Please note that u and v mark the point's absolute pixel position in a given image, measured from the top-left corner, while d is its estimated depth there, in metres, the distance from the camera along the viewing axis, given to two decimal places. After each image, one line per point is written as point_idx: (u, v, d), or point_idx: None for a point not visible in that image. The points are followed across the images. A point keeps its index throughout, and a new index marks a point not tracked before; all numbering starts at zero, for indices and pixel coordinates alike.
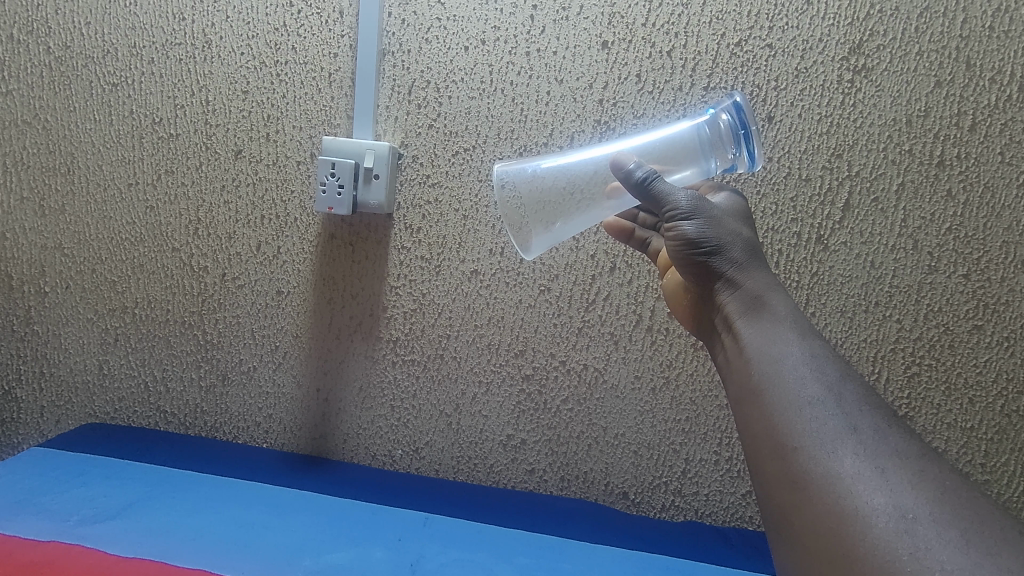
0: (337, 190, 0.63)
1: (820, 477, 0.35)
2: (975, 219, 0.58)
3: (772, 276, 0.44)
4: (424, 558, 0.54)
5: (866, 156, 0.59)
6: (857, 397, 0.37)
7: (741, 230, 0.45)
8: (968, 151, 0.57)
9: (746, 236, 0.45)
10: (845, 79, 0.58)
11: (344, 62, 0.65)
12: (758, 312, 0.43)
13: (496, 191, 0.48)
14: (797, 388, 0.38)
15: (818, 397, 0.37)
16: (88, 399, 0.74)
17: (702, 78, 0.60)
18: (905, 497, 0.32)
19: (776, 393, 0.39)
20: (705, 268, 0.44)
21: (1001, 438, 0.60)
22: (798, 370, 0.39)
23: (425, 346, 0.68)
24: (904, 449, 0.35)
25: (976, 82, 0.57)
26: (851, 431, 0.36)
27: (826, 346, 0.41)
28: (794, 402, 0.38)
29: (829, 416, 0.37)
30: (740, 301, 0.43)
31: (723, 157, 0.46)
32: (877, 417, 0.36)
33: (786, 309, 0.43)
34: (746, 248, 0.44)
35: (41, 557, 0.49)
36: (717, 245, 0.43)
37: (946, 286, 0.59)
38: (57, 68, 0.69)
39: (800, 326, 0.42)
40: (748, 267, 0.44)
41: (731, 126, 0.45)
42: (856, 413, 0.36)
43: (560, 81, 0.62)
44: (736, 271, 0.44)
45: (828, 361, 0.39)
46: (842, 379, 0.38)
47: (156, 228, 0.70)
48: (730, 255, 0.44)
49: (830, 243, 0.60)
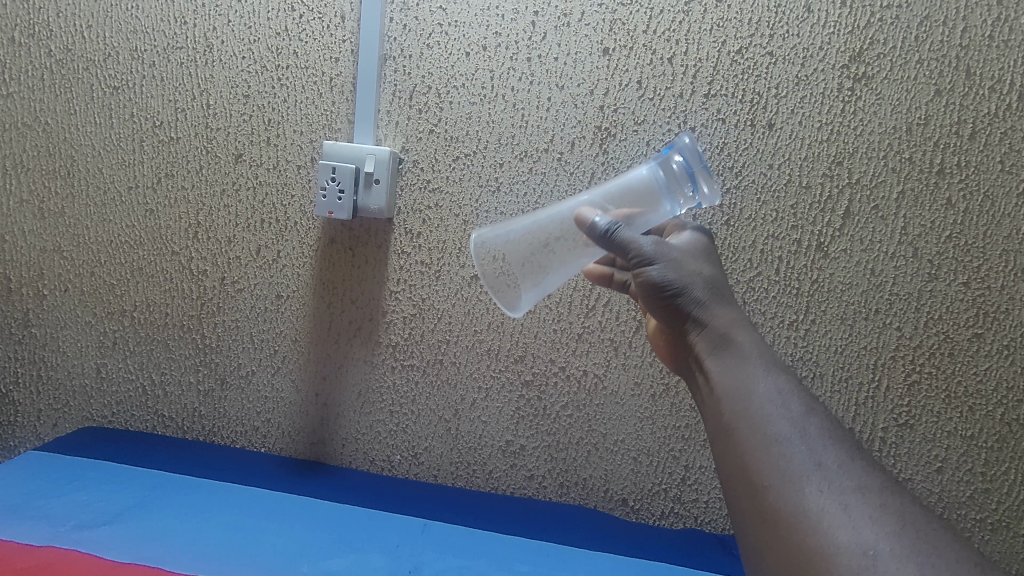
0: (338, 195, 0.63)
1: (792, 512, 0.38)
2: (975, 227, 0.58)
3: (737, 308, 0.46)
4: (423, 564, 0.54)
5: (866, 164, 0.59)
6: (818, 430, 0.41)
7: (707, 264, 0.46)
8: (968, 159, 0.57)
9: (711, 270, 0.46)
10: (845, 87, 0.58)
11: (345, 66, 0.65)
12: (727, 350, 0.44)
13: (476, 261, 0.48)
14: (766, 428, 0.41)
15: (786, 436, 0.41)
16: (85, 402, 0.74)
17: (703, 85, 0.60)
18: (864, 533, 0.36)
19: (747, 432, 0.42)
20: (673, 309, 0.45)
21: (1001, 447, 0.60)
22: (767, 409, 0.42)
23: (424, 351, 0.67)
24: (867, 484, 0.39)
25: (976, 90, 0.57)
26: (816, 467, 0.39)
27: (788, 378, 0.44)
28: (762, 442, 0.41)
29: (795, 455, 0.40)
30: (709, 339, 0.45)
31: (685, 195, 0.46)
32: (840, 451, 0.40)
33: (752, 344, 0.45)
34: (710, 287, 0.45)
35: (38, 561, 0.49)
36: (687, 288, 0.44)
37: (946, 294, 0.59)
38: (58, 71, 0.69)
39: (765, 362, 0.44)
40: (716, 304, 0.45)
41: (684, 165, 0.45)
42: (819, 449, 0.40)
43: (561, 87, 0.62)
44: (706, 311, 0.45)
45: (793, 396, 0.43)
46: (804, 415, 0.42)
47: (155, 231, 0.70)
48: (699, 295, 0.45)
49: (831, 250, 0.60)
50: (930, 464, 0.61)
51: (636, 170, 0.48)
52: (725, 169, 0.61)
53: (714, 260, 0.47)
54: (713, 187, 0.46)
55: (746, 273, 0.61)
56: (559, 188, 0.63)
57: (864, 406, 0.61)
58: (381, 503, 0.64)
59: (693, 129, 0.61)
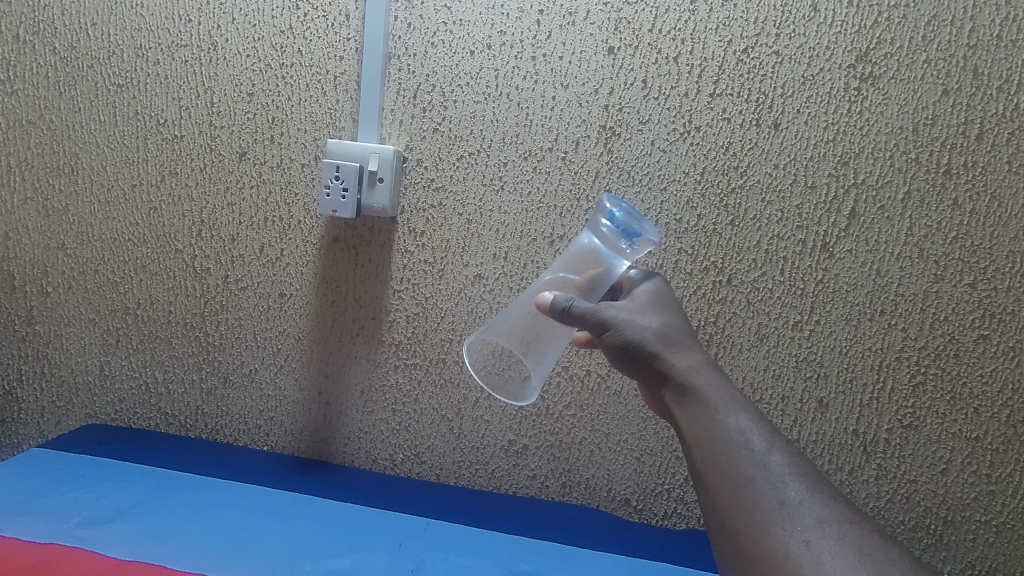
0: (341, 194, 0.63)
1: (760, 554, 0.39)
2: (981, 228, 0.58)
3: (694, 347, 0.47)
4: (424, 564, 0.54)
5: (872, 164, 0.59)
6: (783, 464, 0.42)
7: (657, 311, 0.48)
8: (975, 160, 0.57)
9: (662, 316, 0.47)
10: (852, 87, 0.58)
11: (349, 65, 0.65)
12: (689, 395, 0.45)
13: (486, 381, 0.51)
14: (731, 472, 0.42)
15: (749, 477, 0.41)
16: (88, 399, 0.74)
17: (708, 84, 0.60)
18: (827, 568, 0.37)
19: (713, 477, 0.42)
20: (633, 363, 0.46)
21: (1007, 449, 0.59)
22: (730, 452, 0.42)
23: (428, 350, 0.67)
24: (825, 517, 0.40)
25: (983, 91, 0.56)
26: (780, 505, 0.40)
27: (750, 412, 0.44)
28: (730, 487, 0.41)
29: (760, 494, 0.41)
30: (670, 387, 0.46)
31: (624, 248, 0.48)
32: (803, 485, 0.41)
33: (713, 382, 0.45)
34: (664, 336, 0.46)
35: (40, 559, 0.49)
36: (640, 339, 0.45)
37: (951, 294, 0.59)
38: (62, 68, 0.69)
39: (725, 399, 0.44)
40: (673, 349, 0.46)
41: (611, 224, 0.48)
42: (783, 485, 0.41)
43: (566, 86, 0.62)
44: (662, 359, 0.45)
45: (756, 434, 0.43)
46: (767, 450, 0.42)
47: (159, 229, 0.70)
48: (652, 345, 0.46)
49: (836, 251, 0.60)
50: (935, 466, 0.61)
51: (579, 239, 0.51)
52: (731, 169, 0.60)
53: (665, 304, 0.49)
54: (648, 232, 0.48)
55: (751, 273, 0.61)
56: (564, 187, 0.63)
57: (868, 407, 0.61)
58: (381, 501, 0.64)
59: (699, 129, 0.60)
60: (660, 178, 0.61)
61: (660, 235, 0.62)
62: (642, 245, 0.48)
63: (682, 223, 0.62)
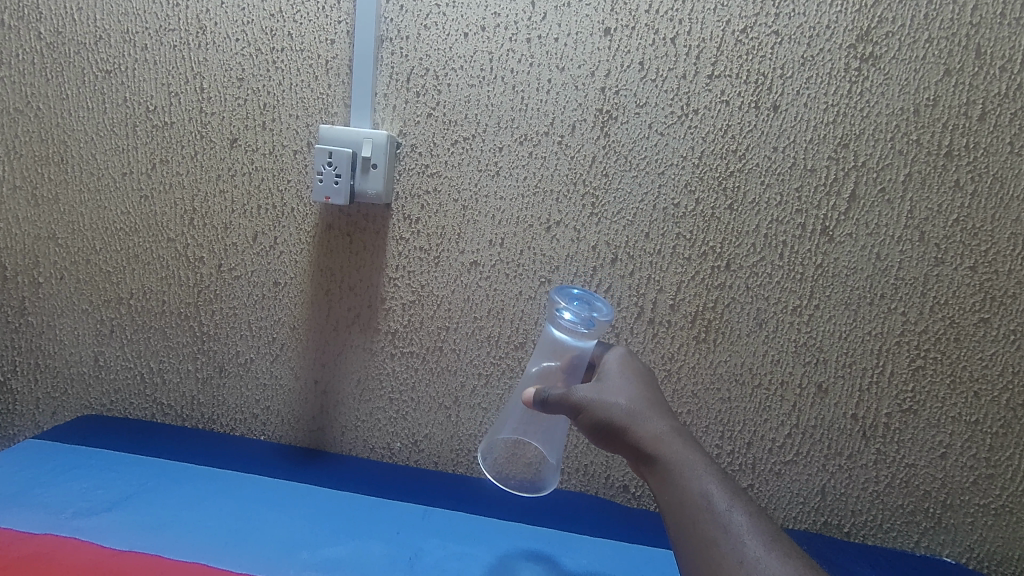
0: (334, 179, 0.61)
1: None
2: (983, 210, 0.57)
3: (662, 415, 0.46)
4: (421, 552, 0.53)
5: (872, 146, 0.58)
6: (746, 523, 0.39)
7: (624, 383, 0.48)
8: (978, 141, 0.56)
9: (628, 387, 0.48)
10: (852, 67, 0.57)
11: (341, 49, 0.64)
12: (655, 462, 0.44)
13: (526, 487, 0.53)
14: (694, 535, 0.39)
15: (712, 536, 0.38)
16: (83, 390, 0.74)
17: (706, 66, 0.59)
18: None
19: (682, 541, 0.40)
20: (606, 437, 0.46)
21: (1006, 432, 0.59)
22: (694, 515, 0.40)
23: (424, 339, 0.67)
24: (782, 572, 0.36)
25: (986, 70, 0.56)
26: (741, 564, 0.37)
27: (715, 474, 0.42)
28: (693, 550, 0.39)
29: (721, 556, 0.37)
30: (638, 456, 0.45)
31: (585, 331, 0.51)
32: (766, 541, 0.38)
33: (679, 448, 0.44)
34: (631, 408, 0.46)
35: (34, 551, 0.48)
36: (605, 412, 0.46)
37: (952, 278, 0.58)
38: (48, 54, 0.68)
39: (689, 463, 0.43)
40: (638, 419, 0.45)
41: (567, 315, 0.51)
42: (743, 543, 0.38)
43: (561, 69, 0.61)
44: (628, 429, 0.45)
45: (720, 496, 0.41)
46: (730, 510, 0.40)
47: (151, 218, 0.69)
48: (616, 416, 0.46)
49: (836, 235, 0.59)
50: (934, 450, 0.61)
51: (544, 333, 0.55)
52: (729, 152, 0.60)
53: (632, 378, 0.50)
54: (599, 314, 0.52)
55: (750, 257, 0.61)
56: (560, 172, 0.62)
57: (867, 391, 0.61)
58: (379, 490, 0.63)
59: (697, 112, 0.60)
60: (658, 162, 0.61)
61: (658, 220, 0.61)
62: (600, 326, 0.52)
63: (681, 208, 0.61)
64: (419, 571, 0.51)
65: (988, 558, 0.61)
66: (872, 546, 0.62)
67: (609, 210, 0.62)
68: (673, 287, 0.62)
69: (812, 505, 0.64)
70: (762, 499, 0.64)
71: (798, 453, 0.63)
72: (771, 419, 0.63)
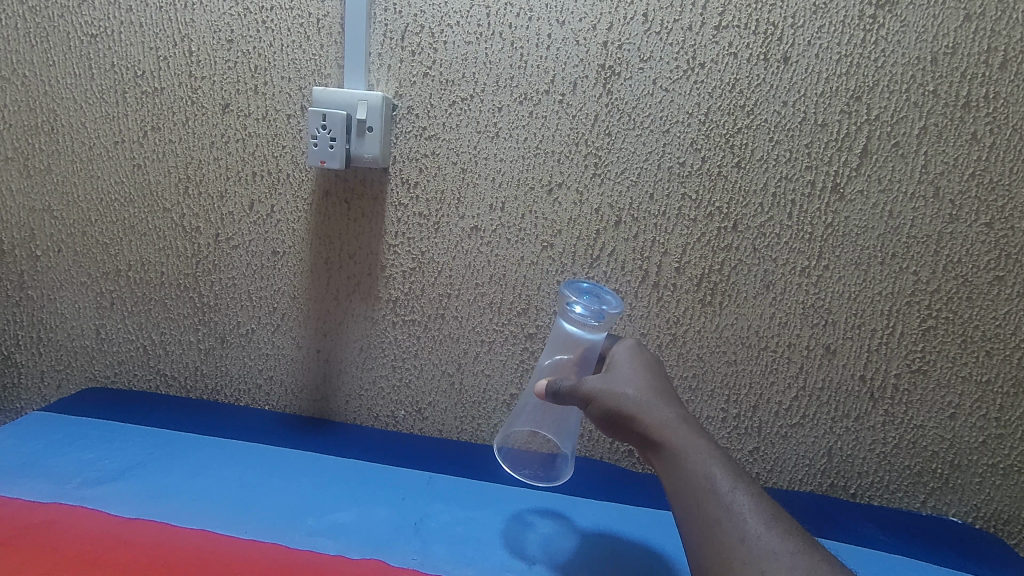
0: (329, 143, 0.59)
1: None
2: (1000, 164, 0.55)
3: (668, 402, 0.46)
4: (427, 516, 0.53)
5: (887, 98, 0.55)
6: (750, 504, 0.39)
7: (632, 373, 0.48)
8: (997, 90, 0.54)
9: (635, 376, 0.48)
10: (867, 14, 0.54)
11: (332, 6, 0.61)
12: (660, 447, 0.43)
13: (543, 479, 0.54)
14: (697, 517, 0.39)
15: (715, 516, 0.38)
16: (87, 363, 0.74)
17: (713, 16, 0.56)
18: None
19: (686, 523, 0.40)
20: (613, 424, 0.46)
21: (1017, 392, 0.58)
22: (699, 496, 0.40)
23: (425, 306, 0.66)
24: (783, 548, 0.36)
25: (1009, 14, 0.53)
26: (742, 542, 0.37)
27: (720, 458, 0.42)
28: (695, 531, 0.39)
29: (723, 535, 0.37)
30: (644, 442, 0.44)
31: (595, 323, 0.51)
32: (767, 521, 0.38)
33: (684, 433, 0.43)
34: (638, 395, 0.46)
35: (45, 517, 0.48)
36: (612, 400, 0.46)
37: (966, 235, 0.56)
38: (32, 19, 0.66)
39: (694, 446, 0.42)
40: (644, 405, 0.45)
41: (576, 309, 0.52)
42: (744, 522, 0.37)
43: (561, 22, 0.58)
44: (634, 415, 0.45)
45: (724, 478, 0.40)
46: (733, 491, 0.39)
47: (146, 188, 0.68)
48: (623, 403, 0.45)
49: (847, 192, 0.57)
50: (942, 410, 0.60)
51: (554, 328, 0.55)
52: (736, 107, 0.57)
53: (640, 367, 0.49)
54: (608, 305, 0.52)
55: (758, 217, 0.59)
56: (562, 132, 0.60)
57: (876, 352, 0.60)
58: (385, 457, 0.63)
59: (703, 65, 0.57)
60: (663, 120, 0.58)
61: (663, 180, 0.60)
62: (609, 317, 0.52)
63: (687, 167, 0.59)
64: (424, 534, 0.51)
65: (995, 517, 0.61)
66: (878, 507, 0.62)
67: (612, 170, 0.60)
68: (679, 249, 0.61)
69: (818, 467, 0.63)
70: (768, 462, 0.64)
71: (805, 416, 0.62)
72: (778, 382, 0.62)
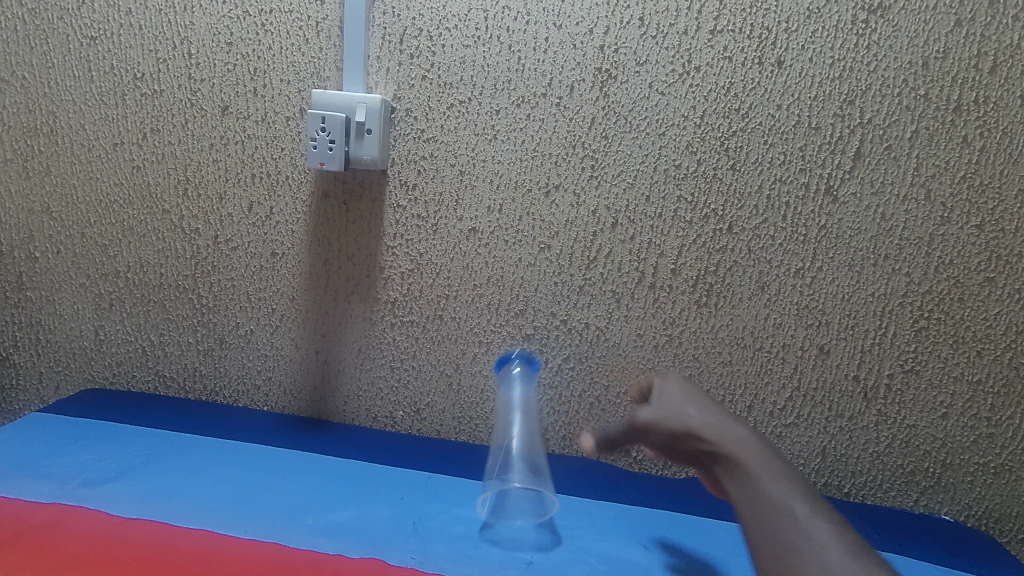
0: (328, 146, 0.60)
1: None
2: (991, 166, 0.56)
3: (739, 426, 0.45)
4: (425, 516, 0.54)
5: (879, 102, 0.56)
6: (829, 530, 0.36)
7: (700, 400, 0.48)
8: (987, 94, 0.55)
9: (702, 403, 0.48)
10: (859, 19, 0.55)
11: (331, 10, 0.62)
12: (732, 469, 0.43)
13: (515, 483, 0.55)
14: (771, 540, 0.37)
15: (791, 542, 0.36)
16: (85, 364, 0.74)
17: (709, 20, 0.57)
18: None
19: (760, 550, 0.38)
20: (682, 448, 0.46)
21: (1008, 392, 0.59)
22: (773, 521, 0.38)
23: (423, 307, 0.66)
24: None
25: (999, 20, 0.54)
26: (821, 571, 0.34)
27: (796, 483, 0.40)
28: (769, 555, 0.37)
29: (800, 560, 0.35)
30: (715, 464, 0.44)
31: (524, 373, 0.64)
32: (850, 550, 0.35)
33: (757, 456, 0.42)
34: (705, 419, 0.46)
35: (44, 517, 0.48)
36: (679, 424, 0.46)
37: (957, 237, 0.57)
38: (32, 22, 0.66)
39: (767, 470, 0.41)
40: (712, 428, 0.45)
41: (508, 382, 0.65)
42: (823, 547, 0.35)
43: (559, 26, 0.59)
44: (701, 437, 0.45)
45: (800, 503, 0.39)
46: (810, 517, 0.38)
47: (145, 189, 0.68)
48: (690, 425, 0.46)
49: (840, 194, 0.58)
50: (935, 410, 0.61)
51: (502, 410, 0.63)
52: (731, 111, 0.58)
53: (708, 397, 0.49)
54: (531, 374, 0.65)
55: (752, 219, 0.60)
56: (559, 135, 0.61)
57: (869, 353, 0.61)
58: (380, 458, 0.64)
59: (699, 69, 0.58)
60: (659, 123, 0.59)
61: (659, 182, 0.60)
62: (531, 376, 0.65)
63: (682, 169, 0.60)
64: (421, 534, 0.51)
65: (986, 515, 0.62)
66: (872, 505, 0.63)
67: (609, 173, 0.61)
68: (675, 251, 0.61)
69: (813, 466, 0.64)
70: None
71: (800, 416, 0.63)
72: (772, 382, 0.63)
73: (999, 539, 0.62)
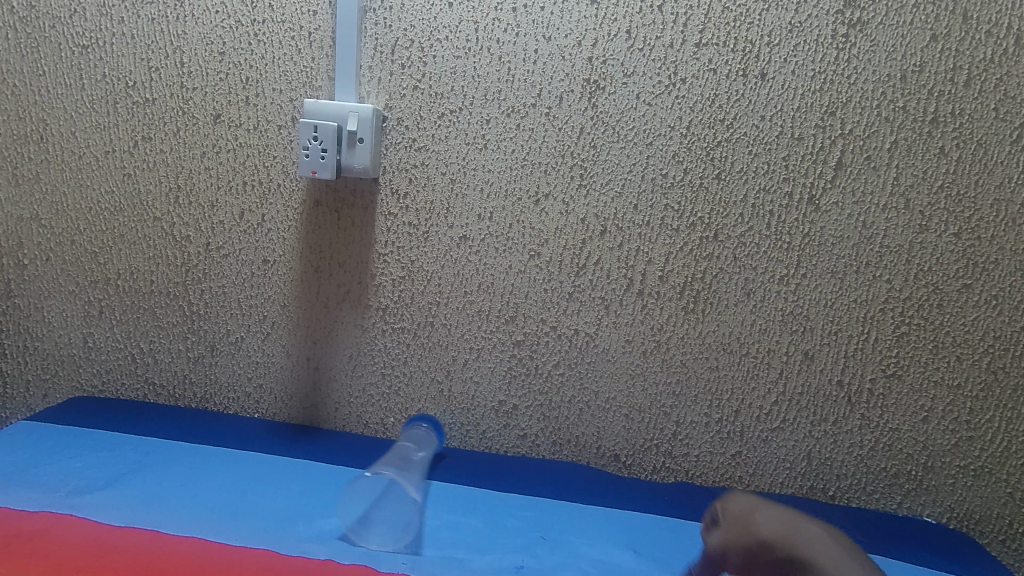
0: (320, 154, 0.60)
1: None
2: (967, 176, 0.57)
3: (817, 534, 0.42)
4: (417, 522, 0.54)
5: (859, 114, 0.58)
6: None
7: (770, 508, 0.44)
8: (963, 107, 0.57)
9: (773, 510, 0.44)
10: (839, 34, 0.57)
11: (323, 20, 0.63)
12: None
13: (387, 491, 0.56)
14: None
15: None
16: (74, 372, 0.73)
17: (694, 34, 0.58)
18: None
19: None
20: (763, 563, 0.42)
21: (986, 395, 0.61)
22: None
23: (415, 314, 0.67)
24: None
25: (973, 35, 0.56)
26: None
27: None
28: None
29: None
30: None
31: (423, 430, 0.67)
32: None
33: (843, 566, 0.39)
34: (783, 530, 0.42)
35: (33, 525, 0.48)
36: (759, 539, 0.42)
37: (936, 245, 0.59)
38: (23, 29, 0.67)
39: None
40: (792, 539, 0.41)
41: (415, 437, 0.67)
42: None
43: (548, 38, 0.60)
44: (783, 552, 0.41)
45: None
46: None
47: (136, 197, 0.68)
48: (770, 538, 0.42)
49: (822, 203, 0.59)
50: (916, 414, 0.62)
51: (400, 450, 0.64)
52: (717, 121, 0.59)
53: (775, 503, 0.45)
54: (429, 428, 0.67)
55: (738, 227, 0.61)
56: (548, 144, 0.62)
57: (853, 358, 0.62)
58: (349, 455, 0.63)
59: (684, 80, 0.59)
60: (647, 133, 0.60)
61: (646, 191, 0.61)
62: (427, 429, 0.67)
63: (669, 178, 0.61)
64: (413, 539, 0.51)
65: (967, 517, 0.63)
66: (857, 508, 0.64)
67: (597, 181, 0.62)
68: (663, 258, 0.62)
69: (798, 470, 0.65)
70: (750, 466, 0.66)
71: (785, 420, 0.64)
72: (758, 387, 0.64)
73: (980, 540, 0.63)
